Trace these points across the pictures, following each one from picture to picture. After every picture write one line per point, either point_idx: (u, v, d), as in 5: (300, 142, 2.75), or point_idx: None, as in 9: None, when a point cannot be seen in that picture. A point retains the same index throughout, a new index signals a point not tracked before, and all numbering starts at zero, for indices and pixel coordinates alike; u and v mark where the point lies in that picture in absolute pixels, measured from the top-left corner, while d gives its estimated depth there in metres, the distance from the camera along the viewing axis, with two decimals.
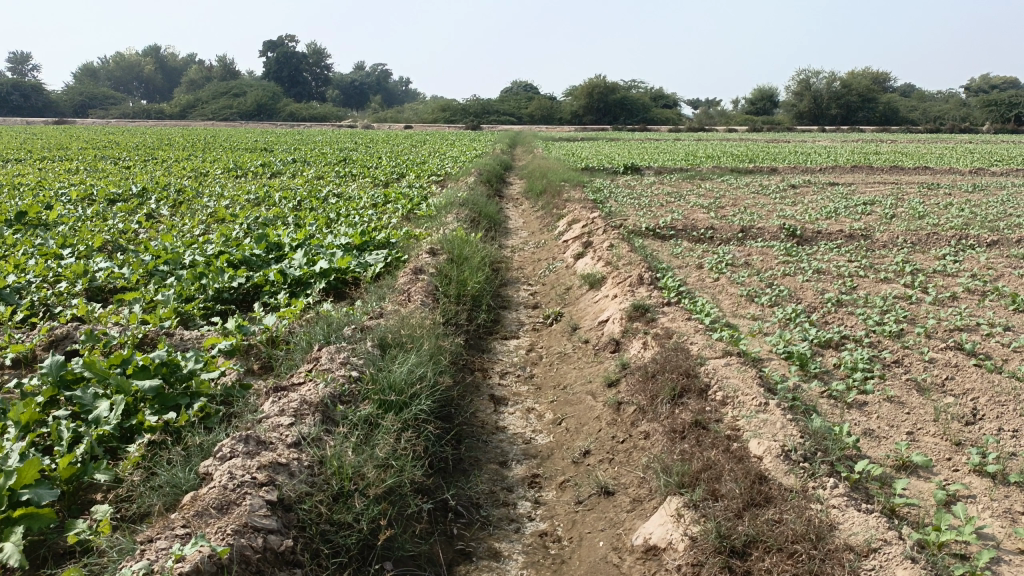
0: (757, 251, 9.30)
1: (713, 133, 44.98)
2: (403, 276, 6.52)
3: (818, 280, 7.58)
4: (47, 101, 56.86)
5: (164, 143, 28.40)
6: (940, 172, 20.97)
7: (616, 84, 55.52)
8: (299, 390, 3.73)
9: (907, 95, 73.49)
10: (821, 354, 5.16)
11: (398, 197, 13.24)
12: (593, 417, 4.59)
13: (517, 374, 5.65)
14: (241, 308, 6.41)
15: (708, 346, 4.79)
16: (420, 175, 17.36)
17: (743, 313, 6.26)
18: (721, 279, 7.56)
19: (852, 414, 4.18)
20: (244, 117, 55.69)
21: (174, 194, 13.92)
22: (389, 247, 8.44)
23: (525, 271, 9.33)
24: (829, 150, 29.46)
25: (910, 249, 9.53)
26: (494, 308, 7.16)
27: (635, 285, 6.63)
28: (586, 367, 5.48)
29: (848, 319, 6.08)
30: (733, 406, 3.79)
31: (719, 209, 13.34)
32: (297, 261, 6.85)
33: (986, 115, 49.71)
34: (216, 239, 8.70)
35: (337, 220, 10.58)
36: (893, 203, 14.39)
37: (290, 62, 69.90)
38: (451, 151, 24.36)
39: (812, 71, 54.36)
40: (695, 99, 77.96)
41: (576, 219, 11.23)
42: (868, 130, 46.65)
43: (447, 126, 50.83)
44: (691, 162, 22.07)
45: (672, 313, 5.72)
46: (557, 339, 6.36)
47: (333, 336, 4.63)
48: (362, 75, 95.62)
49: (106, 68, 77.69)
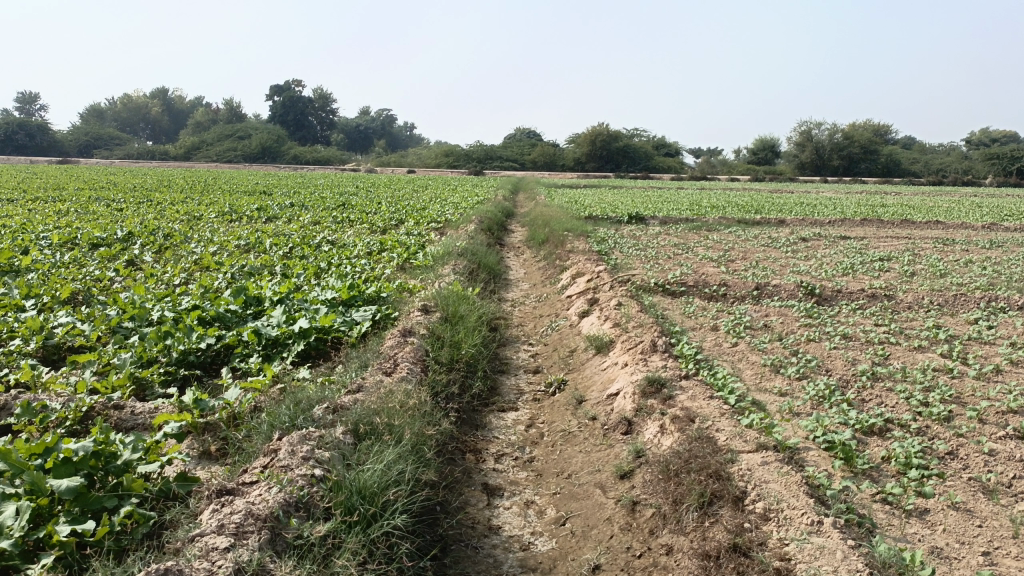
0: (775, 311, 8.67)
1: (715, 182, 44.79)
2: (391, 338, 5.87)
3: (846, 347, 6.94)
4: (53, 141, 57.04)
5: (164, 184, 27.98)
6: (952, 227, 20.42)
7: (618, 132, 55.61)
8: (247, 496, 3.05)
9: (909, 148, 73.51)
10: (866, 443, 4.49)
11: (394, 245, 12.69)
12: (603, 519, 3.90)
13: (515, 456, 4.96)
14: (209, 373, 5.77)
15: (737, 434, 4.12)
16: (420, 221, 16.87)
17: (769, 388, 5.60)
18: (740, 345, 6.91)
19: (914, 527, 3.49)
20: (248, 160, 55.71)
21: (161, 239, 13.35)
22: (379, 302, 7.79)
23: (525, 328, 8.69)
24: (835, 201, 29.10)
25: (938, 312, 8.90)
26: (490, 373, 6.50)
27: (647, 352, 5.97)
28: (594, 451, 4.79)
29: (888, 397, 5.42)
30: (778, 524, 3.13)
31: (730, 263, 12.75)
32: (275, 319, 6.21)
33: (988, 169, 49.58)
34: (194, 290, 8.07)
35: (327, 270, 9.99)
36: (909, 259, 13.79)
37: (296, 107, 70.33)
38: (453, 197, 23.93)
39: (814, 122, 54.43)
40: (697, 149, 78.44)
41: (580, 272, 10.62)
42: (870, 182, 46.48)
43: (449, 171, 50.77)
44: (696, 212, 21.56)
45: (692, 389, 5.06)
46: (561, 412, 5.68)
47: (299, 417, 3.96)
48: (368, 120, 96.52)
49: (113, 109, 78.10)
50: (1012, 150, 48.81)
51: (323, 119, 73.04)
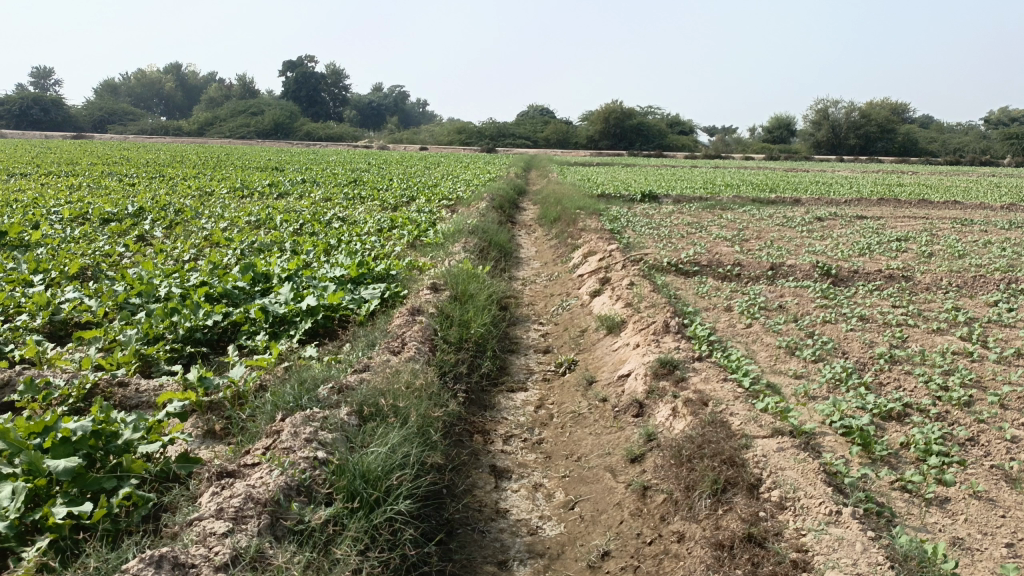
0: (790, 292, 8.52)
1: (730, 161, 44.35)
2: (399, 317, 5.78)
3: (862, 329, 6.80)
4: (66, 116, 57.07)
5: (176, 160, 27.91)
6: (970, 208, 20.07)
7: (633, 110, 55.08)
8: (248, 479, 2.98)
9: (928, 127, 72.25)
10: (883, 428, 4.37)
11: (405, 222, 12.58)
12: (613, 504, 3.81)
13: (523, 437, 4.88)
14: (215, 350, 5.71)
15: (751, 417, 4.02)
16: (431, 198, 16.74)
17: (784, 370, 5.48)
18: (754, 326, 6.78)
19: (935, 516, 3.38)
20: (260, 136, 55.59)
21: (172, 214, 13.29)
22: (388, 280, 7.69)
23: (535, 308, 8.58)
24: (851, 181, 28.73)
25: (957, 294, 8.73)
26: (500, 353, 6.41)
27: (660, 333, 5.86)
28: (604, 433, 4.70)
29: (906, 381, 5.29)
30: (795, 514, 3.03)
31: (744, 243, 12.58)
32: (282, 296, 6.12)
33: (1007, 148, 48.80)
34: (202, 267, 8.01)
35: (337, 247, 9.90)
36: (927, 240, 13.55)
37: (308, 83, 70.03)
38: (465, 174, 23.76)
39: (831, 100, 53.68)
40: (711, 128, 77.65)
41: (591, 251, 10.48)
42: (887, 161, 45.91)
43: (462, 148, 50.48)
44: (710, 191, 21.32)
45: (705, 372, 4.95)
46: (571, 393, 5.59)
47: (303, 398, 3.88)
48: (380, 96, 96.04)
49: (126, 84, 77.99)
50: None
51: (335, 95, 72.60)
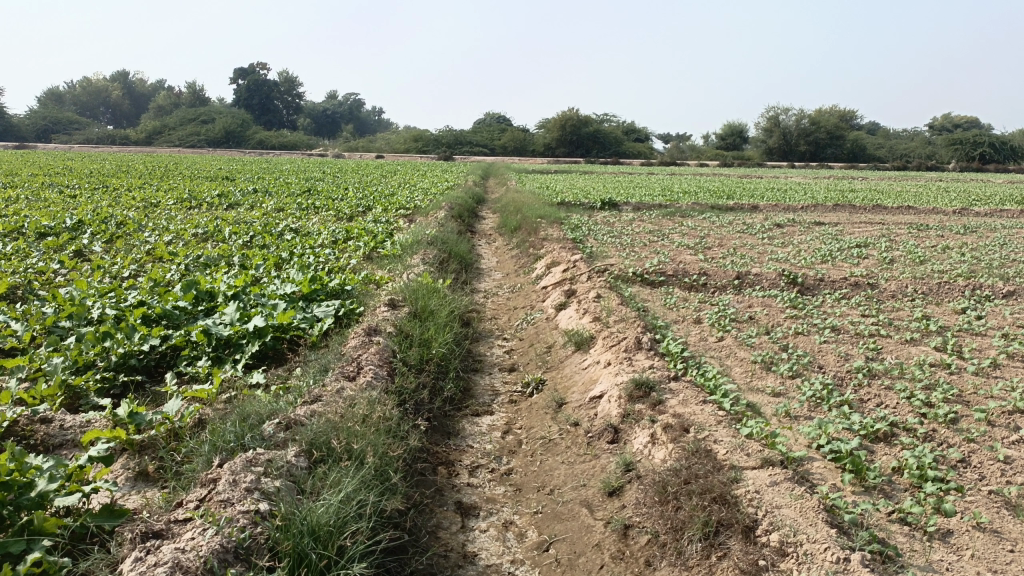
0: (759, 302, 8.32)
1: (686, 167, 44.66)
2: (354, 338, 5.38)
3: (836, 341, 6.60)
4: (7, 125, 55.06)
5: (121, 170, 26.88)
6: (924, 213, 20.30)
7: (589, 117, 55.21)
8: (177, 541, 2.60)
9: (876, 133, 74.06)
10: (872, 451, 4.13)
11: (361, 233, 12.15)
12: (592, 545, 3.48)
13: (491, 468, 4.53)
14: (152, 379, 5.25)
15: (737, 444, 3.73)
16: (388, 208, 16.32)
17: (762, 387, 5.23)
18: (726, 339, 6.54)
19: (939, 553, 3.13)
20: (211, 145, 54.32)
21: (113, 227, 12.65)
22: (343, 297, 7.27)
23: (499, 322, 8.25)
24: (805, 187, 29.02)
25: (924, 302, 8.63)
26: (463, 373, 6.05)
27: (632, 350, 5.57)
28: (578, 461, 4.38)
29: (888, 398, 5.08)
30: (798, 562, 2.75)
31: (707, 251, 12.41)
32: (227, 317, 5.67)
33: (951, 154, 50.04)
34: (142, 285, 7.50)
35: (289, 260, 9.44)
36: (887, 245, 13.56)
37: (261, 90, 68.81)
38: (422, 182, 23.34)
39: (782, 108, 54.50)
40: (666, 136, 78.38)
41: (554, 261, 10.19)
42: (837, 167, 46.72)
43: (418, 156, 50.05)
44: (670, 198, 21.24)
45: (682, 392, 4.66)
46: (540, 416, 5.26)
47: (246, 436, 3.48)
48: (334, 104, 94.88)
49: (70, 92, 75.75)
50: (975, 135, 49.27)
51: (288, 103, 71.44)
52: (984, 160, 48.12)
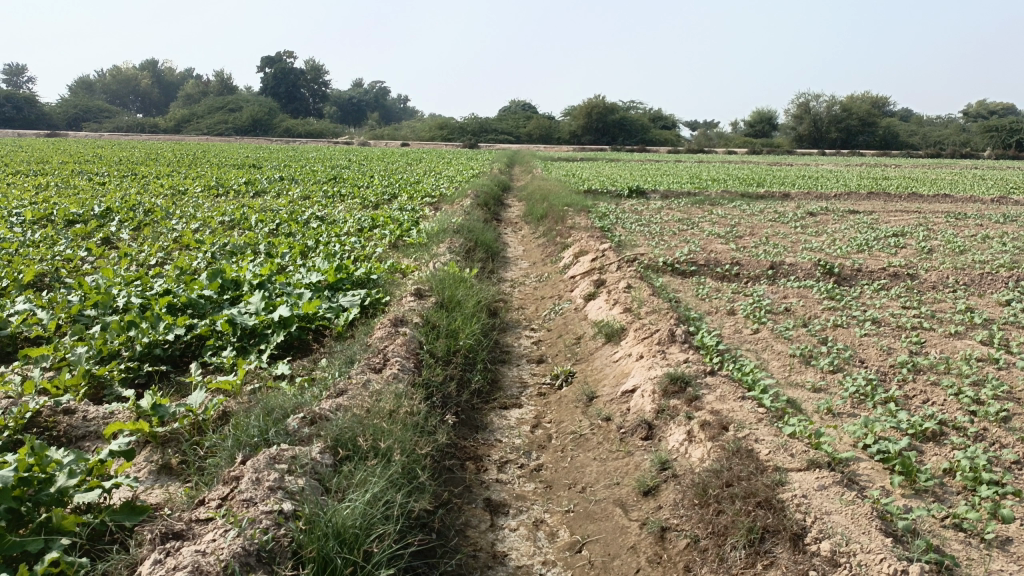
0: (794, 293, 8.09)
1: (713, 154, 44.10)
2: (380, 329, 5.27)
3: (877, 334, 6.36)
4: (40, 114, 55.84)
5: (150, 157, 27.08)
6: (961, 201, 19.78)
7: (615, 104, 54.70)
8: (198, 542, 2.49)
9: (908, 119, 72.59)
10: (921, 452, 3.94)
11: (386, 220, 12.07)
12: (626, 547, 3.33)
13: (520, 463, 4.40)
14: (177, 369, 5.18)
15: (780, 444, 3.56)
16: (414, 196, 16.23)
17: (802, 383, 5.03)
18: (762, 332, 6.34)
19: (999, 561, 2.95)
20: (238, 132, 54.63)
21: (141, 215, 12.68)
22: (369, 286, 7.17)
23: (526, 311, 8.11)
24: (837, 174, 28.46)
25: (967, 293, 8.33)
26: (491, 365, 5.92)
27: (665, 343, 5.40)
28: (611, 458, 4.23)
29: (934, 395, 4.86)
30: (852, 574, 2.60)
31: (738, 240, 12.16)
32: (252, 306, 5.59)
33: (986, 141, 48.88)
34: (168, 273, 7.45)
35: (315, 249, 9.37)
36: (924, 234, 13.19)
37: (288, 79, 69.07)
38: (448, 170, 23.23)
39: (812, 94, 53.57)
40: (693, 123, 77.46)
41: (583, 250, 10.00)
42: (869, 155, 45.85)
43: (444, 144, 49.93)
44: (698, 186, 20.91)
45: (719, 387, 4.49)
46: (570, 410, 5.11)
47: (270, 431, 3.37)
48: (361, 92, 95.06)
49: (101, 80, 76.63)
50: (1012, 122, 48.04)
51: (315, 91, 71.62)
52: (1021, 147, 46.89)
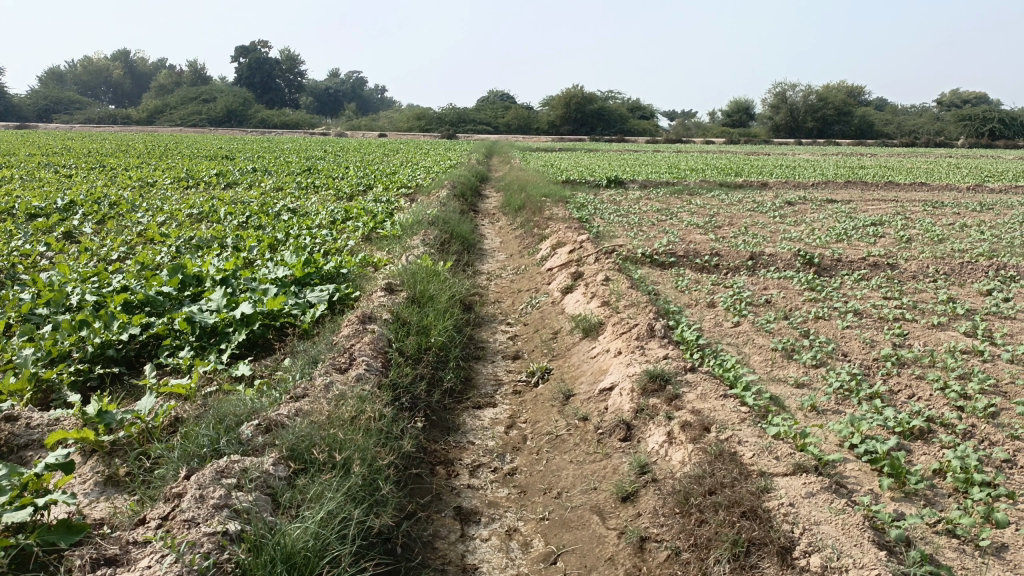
0: (775, 284, 7.95)
1: (692, 144, 44.07)
2: (347, 326, 5.03)
3: (860, 327, 6.22)
4: (8, 105, 54.64)
5: (121, 149, 26.44)
6: (937, 190, 19.80)
7: (593, 94, 54.47)
8: (131, 569, 2.27)
9: (883, 108, 73.04)
10: (909, 451, 3.78)
11: (360, 212, 11.78)
12: (604, 559, 3.14)
13: (493, 467, 4.20)
14: (131, 371, 4.91)
15: (764, 446, 3.39)
16: (389, 187, 15.95)
17: (785, 378, 4.87)
18: (743, 325, 6.19)
19: (995, 571, 2.79)
20: (212, 124, 53.77)
21: (105, 208, 12.29)
22: (338, 280, 6.91)
23: (502, 305, 7.91)
24: (814, 164, 28.49)
25: (948, 283, 8.23)
26: (464, 362, 5.70)
27: (644, 337, 5.21)
28: (588, 460, 4.05)
29: (920, 390, 4.71)
30: None
31: (717, 230, 12.02)
32: (212, 303, 5.32)
33: (960, 130, 49.24)
34: (128, 269, 7.15)
35: (285, 242, 9.08)
36: (903, 223, 13.13)
37: (262, 69, 68.08)
38: (425, 161, 22.93)
39: (788, 84, 53.69)
40: (671, 112, 77.46)
41: (560, 242, 9.80)
42: (845, 144, 46.05)
43: (421, 135, 49.47)
44: (677, 176, 20.78)
45: (700, 384, 4.31)
46: (546, 408, 4.92)
47: (221, 440, 3.15)
48: (337, 83, 94.02)
49: (71, 71, 75.13)
50: (985, 110, 48.40)
51: (290, 81, 70.66)
52: (994, 135, 47.28)
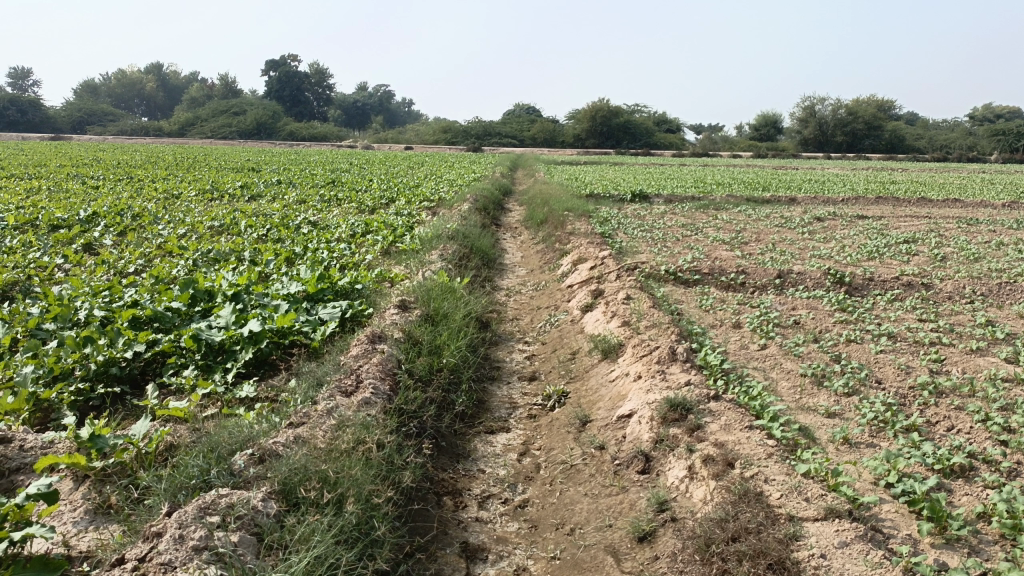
0: (804, 304, 7.67)
1: (719, 158, 43.70)
2: (355, 347, 4.86)
3: (894, 351, 5.93)
4: (44, 117, 55.66)
5: (149, 161, 26.70)
6: (972, 206, 19.30)
7: (619, 108, 54.26)
8: None
9: (914, 124, 71.96)
10: (950, 491, 3.50)
11: (381, 225, 11.67)
12: None
13: (503, 498, 3.99)
14: (135, 391, 4.76)
15: (792, 485, 3.16)
16: (412, 200, 15.86)
17: (814, 407, 4.61)
18: (769, 348, 5.93)
19: None
20: (241, 136, 54.35)
21: (128, 220, 12.28)
22: (353, 296, 6.75)
23: (520, 323, 7.71)
24: (844, 178, 28.01)
25: (987, 305, 7.88)
26: (478, 384, 5.51)
27: (665, 361, 4.98)
28: (603, 494, 3.82)
29: (961, 422, 4.42)
30: None
31: (744, 246, 11.73)
32: (221, 319, 5.16)
33: (994, 145, 48.25)
34: (142, 282, 7.04)
35: (302, 255, 8.96)
36: (937, 241, 12.74)
37: (292, 81, 68.77)
38: (449, 174, 22.85)
39: (817, 98, 53.09)
40: (698, 126, 77.03)
41: (581, 258, 9.59)
42: (875, 159, 45.36)
43: (447, 147, 49.57)
44: (703, 190, 20.47)
45: (724, 414, 4.06)
46: (561, 434, 4.70)
47: (212, 472, 2.98)
48: (365, 96, 94.82)
49: (105, 84, 76.47)
50: (1020, 125, 47.39)
51: (318, 95, 71.34)
52: None
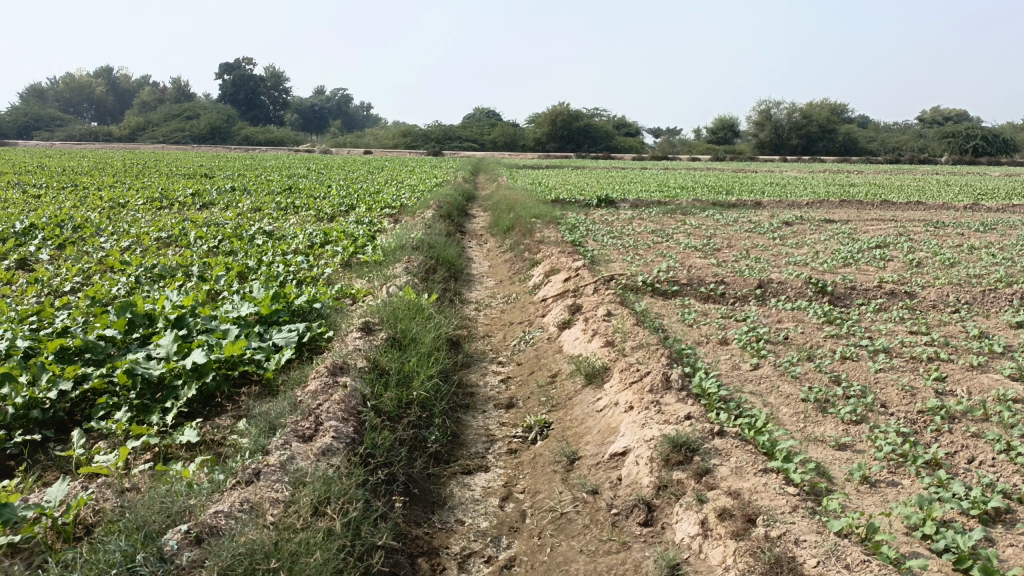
0: (789, 317, 7.30)
1: (679, 162, 43.70)
2: (314, 380, 4.31)
3: (894, 369, 5.56)
4: None
5: (97, 168, 25.52)
6: (933, 209, 19.31)
7: (579, 111, 54.12)
8: None
9: (867, 125, 73.07)
10: (992, 542, 3.11)
11: (340, 235, 11.06)
12: None
13: (486, 556, 3.50)
14: (58, 437, 4.14)
15: (827, 549, 2.76)
16: (373, 206, 15.24)
17: (825, 439, 4.19)
18: (763, 367, 5.53)
19: None
20: (195, 140, 52.88)
21: (68, 232, 11.48)
22: (311, 316, 6.17)
23: (492, 341, 7.21)
24: (804, 181, 28.07)
25: (975, 315, 7.59)
26: (451, 416, 4.99)
27: (659, 390, 4.52)
28: (601, 551, 3.35)
29: (984, 454, 4.03)
30: None
31: (718, 254, 11.38)
32: (161, 349, 4.54)
33: (944, 147, 49.08)
34: (77, 304, 6.38)
35: (255, 270, 8.34)
36: (909, 245, 12.55)
37: (247, 85, 67.24)
38: (410, 179, 22.29)
39: (773, 102, 53.59)
40: (656, 130, 77.41)
41: (553, 268, 9.13)
42: (831, 161, 45.83)
43: (407, 151, 48.78)
44: (668, 194, 20.20)
45: (733, 454, 3.63)
46: (546, 475, 4.22)
47: (141, 558, 2.47)
48: (323, 100, 93.42)
49: (53, 88, 73.93)
50: (968, 128, 48.22)
51: (274, 98, 69.93)
52: (977, 152, 47.15)
